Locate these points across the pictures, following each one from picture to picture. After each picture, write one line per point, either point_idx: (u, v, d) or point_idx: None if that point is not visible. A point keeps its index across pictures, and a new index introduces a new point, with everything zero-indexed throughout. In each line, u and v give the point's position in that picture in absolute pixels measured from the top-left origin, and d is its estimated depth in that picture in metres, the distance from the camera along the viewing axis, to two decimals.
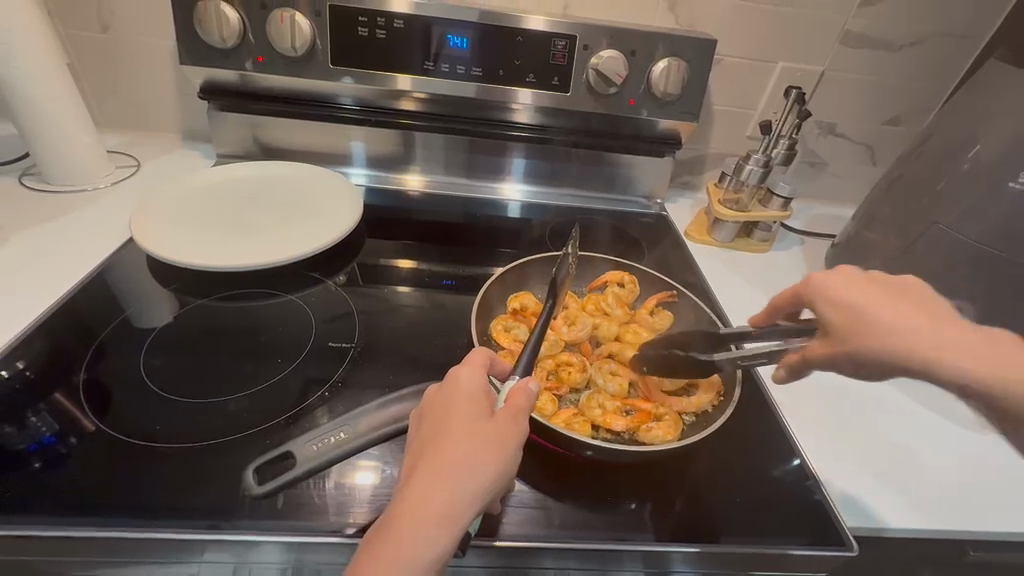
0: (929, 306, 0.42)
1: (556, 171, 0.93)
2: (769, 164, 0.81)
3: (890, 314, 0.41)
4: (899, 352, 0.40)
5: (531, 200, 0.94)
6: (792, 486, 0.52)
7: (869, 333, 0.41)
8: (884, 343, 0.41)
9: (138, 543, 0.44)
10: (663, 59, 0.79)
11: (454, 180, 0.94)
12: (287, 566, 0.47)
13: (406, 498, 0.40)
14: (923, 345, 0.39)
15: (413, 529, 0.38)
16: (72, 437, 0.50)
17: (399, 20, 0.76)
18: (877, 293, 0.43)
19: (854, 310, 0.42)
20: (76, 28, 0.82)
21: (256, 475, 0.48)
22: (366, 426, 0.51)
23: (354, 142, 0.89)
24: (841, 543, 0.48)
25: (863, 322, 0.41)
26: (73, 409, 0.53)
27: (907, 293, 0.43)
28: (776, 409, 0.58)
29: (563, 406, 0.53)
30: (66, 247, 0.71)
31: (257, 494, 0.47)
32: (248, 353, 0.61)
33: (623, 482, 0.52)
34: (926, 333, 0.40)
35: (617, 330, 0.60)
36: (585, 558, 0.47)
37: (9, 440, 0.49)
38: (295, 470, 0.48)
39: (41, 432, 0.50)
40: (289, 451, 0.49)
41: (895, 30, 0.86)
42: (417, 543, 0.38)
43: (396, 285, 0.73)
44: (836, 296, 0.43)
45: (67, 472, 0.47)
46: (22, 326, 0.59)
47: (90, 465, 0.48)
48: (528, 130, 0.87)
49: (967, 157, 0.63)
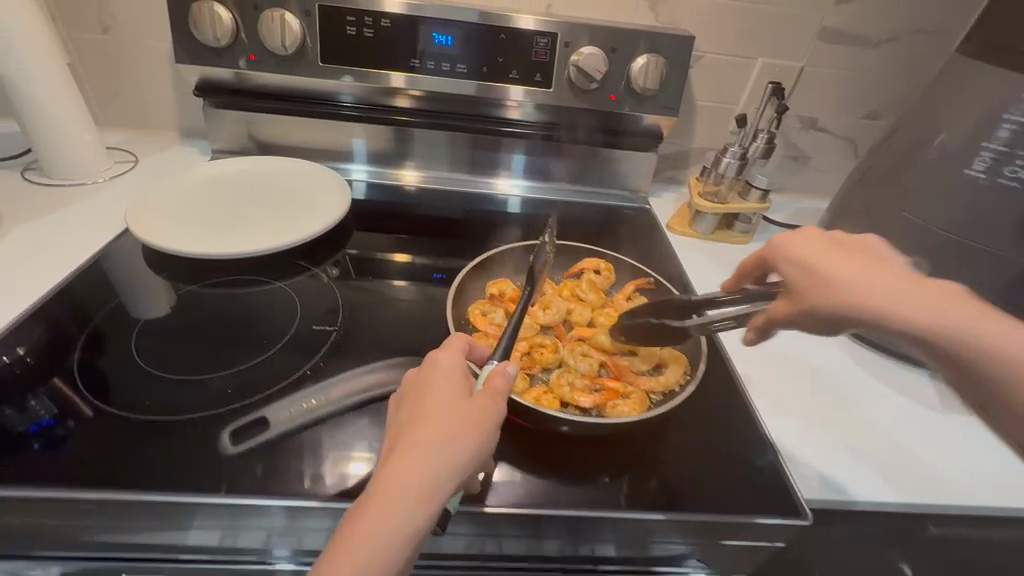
0: (882, 264, 0.44)
1: (553, 168, 0.95)
2: (745, 157, 0.83)
3: (845, 268, 0.44)
4: (845, 300, 0.43)
5: (530, 195, 0.97)
6: (757, 463, 0.54)
7: (822, 285, 0.44)
8: (833, 293, 0.44)
9: (129, 508, 0.46)
10: (642, 56, 0.82)
11: (458, 177, 0.97)
12: (273, 534, 0.50)
13: (388, 474, 0.42)
14: (868, 295, 0.42)
15: (393, 506, 0.41)
16: (70, 420, 0.53)
17: (386, 19, 0.79)
18: (831, 253, 0.46)
19: (808, 269, 0.46)
20: (77, 30, 0.85)
21: (231, 436, 0.53)
22: (335, 394, 0.57)
23: (356, 139, 0.92)
24: (797, 513, 0.50)
25: (817, 277, 0.45)
26: (71, 394, 0.55)
27: (861, 252, 0.46)
28: (743, 391, 0.60)
29: (535, 384, 0.56)
30: (66, 238, 0.74)
31: (231, 453, 0.51)
32: (234, 334, 0.64)
33: (595, 456, 0.54)
34: (873, 283, 0.43)
35: (590, 315, 0.63)
36: (555, 526, 0.49)
37: (11, 423, 0.51)
38: (267, 433, 0.53)
39: (41, 415, 0.53)
40: (263, 416, 0.54)
41: (872, 26, 0.88)
42: (397, 519, 0.40)
43: (393, 279, 0.76)
44: (793, 256, 0.48)
45: (66, 452, 0.49)
46: (23, 312, 0.62)
47: (86, 445, 0.50)
48: (523, 126, 0.90)
49: (932, 147, 0.64)
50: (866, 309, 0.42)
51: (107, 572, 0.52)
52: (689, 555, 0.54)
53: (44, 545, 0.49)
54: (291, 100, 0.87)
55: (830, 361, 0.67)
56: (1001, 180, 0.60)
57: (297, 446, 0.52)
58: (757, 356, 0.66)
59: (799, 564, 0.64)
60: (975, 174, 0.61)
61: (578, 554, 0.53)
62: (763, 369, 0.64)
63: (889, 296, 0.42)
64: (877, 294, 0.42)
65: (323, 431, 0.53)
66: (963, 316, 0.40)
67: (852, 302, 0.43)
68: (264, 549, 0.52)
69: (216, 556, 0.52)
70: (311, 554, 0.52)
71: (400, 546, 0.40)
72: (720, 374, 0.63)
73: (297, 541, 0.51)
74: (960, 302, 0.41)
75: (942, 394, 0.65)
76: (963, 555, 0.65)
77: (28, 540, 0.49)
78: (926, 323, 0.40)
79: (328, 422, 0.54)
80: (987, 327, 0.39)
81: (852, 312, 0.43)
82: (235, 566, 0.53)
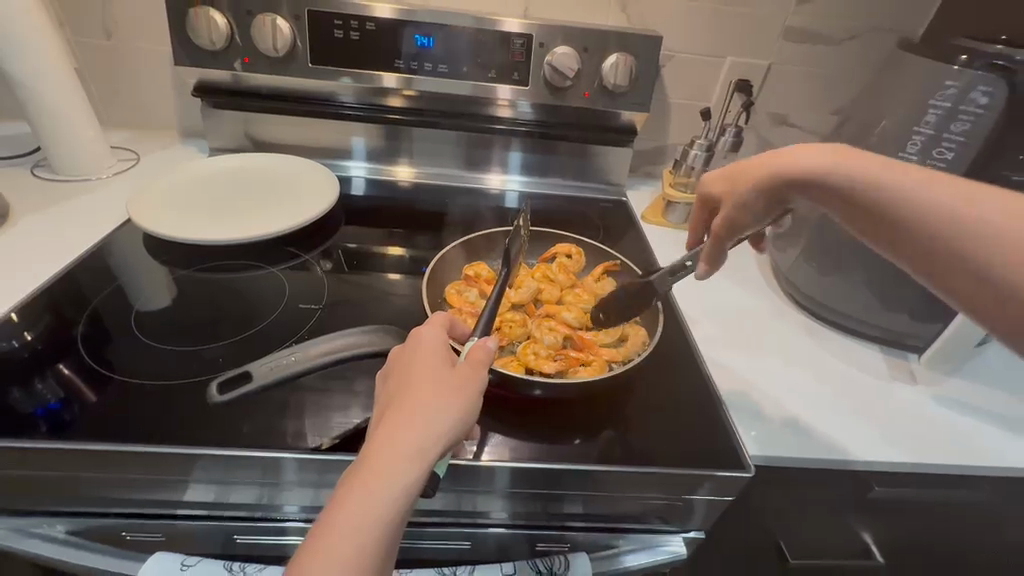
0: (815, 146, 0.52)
1: (544, 163, 1.00)
2: (712, 147, 0.88)
3: (755, 160, 0.54)
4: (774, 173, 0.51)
5: (529, 190, 1.01)
6: (709, 426, 0.59)
7: (742, 176, 0.54)
8: (763, 168, 0.52)
9: (133, 459, 0.51)
10: (613, 54, 0.87)
11: (442, 170, 1.01)
12: (262, 488, 0.55)
13: (378, 441, 0.44)
14: (795, 163, 0.50)
15: (382, 470, 0.42)
16: (74, 404, 0.56)
17: (370, 23, 0.84)
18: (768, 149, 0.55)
19: (729, 174, 0.56)
20: (82, 35, 0.90)
21: (218, 387, 0.58)
22: (318, 351, 0.61)
23: (355, 138, 0.97)
24: (740, 465, 0.55)
25: (738, 173, 0.55)
26: (76, 379, 0.58)
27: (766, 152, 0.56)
28: (701, 363, 0.66)
29: (505, 354, 0.61)
30: (73, 229, 0.79)
31: (219, 403, 0.56)
32: (228, 310, 0.70)
33: (564, 418, 0.60)
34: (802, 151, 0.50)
35: (559, 294, 0.68)
36: (520, 479, 0.55)
37: (20, 404, 0.55)
38: (251, 384, 0.58)
39: (47, 397, 0.56)
40: (247, 369, 0.59)
41: (833, 25, 0.92)
42: (386, 482, 0.42)
43: (389, 273, 0.79)
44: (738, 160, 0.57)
45: (69, 431, 0.53)
46: (34, 294, 0.67)
47: (89, 426, 0.53)
48: (528, 126, 0.94)
49: (875, 132, 0.69)
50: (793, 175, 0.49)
51: (111, 527, 0.56)
52: (648, 509, 0.59)
53: (56, 498, 0.55)
54: (283, 101, 0.92)
55: (785, 338, 0.73)
56: (930, 161, 0.64)
57: (283, 408, 0.57)
58: (716, 334, 0.72)
59: (759, 527, 0.68)
60: (910, 155, 0.65)
61: (543, 507, 0.59)
62: (721, 345, 0.70)
63: (797, 159, 0.50)
64: (802, 159, 0.49)
65: (307, 397, 0.59)
66: (878, 166, 0.45)
67: (782, 173, 0.50)
68: (273, 505, 0.57)
69: (210, 511, 0.57)
70: (298, 509, 0.58)
71: (390, 507, 0.42)
72: (681, 349, 0.68)
73: (284, 495, 0.56)
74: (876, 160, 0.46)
75: (889, 364, 0.70)
76: (916, 520, 0.69)
77: (42, 493, 0.54)
78: (841, 176, 0.47)
79: (313, 391, 0.59)
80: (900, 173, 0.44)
81: (771, 180, 0.51)
82: (228, 523, 0.57)
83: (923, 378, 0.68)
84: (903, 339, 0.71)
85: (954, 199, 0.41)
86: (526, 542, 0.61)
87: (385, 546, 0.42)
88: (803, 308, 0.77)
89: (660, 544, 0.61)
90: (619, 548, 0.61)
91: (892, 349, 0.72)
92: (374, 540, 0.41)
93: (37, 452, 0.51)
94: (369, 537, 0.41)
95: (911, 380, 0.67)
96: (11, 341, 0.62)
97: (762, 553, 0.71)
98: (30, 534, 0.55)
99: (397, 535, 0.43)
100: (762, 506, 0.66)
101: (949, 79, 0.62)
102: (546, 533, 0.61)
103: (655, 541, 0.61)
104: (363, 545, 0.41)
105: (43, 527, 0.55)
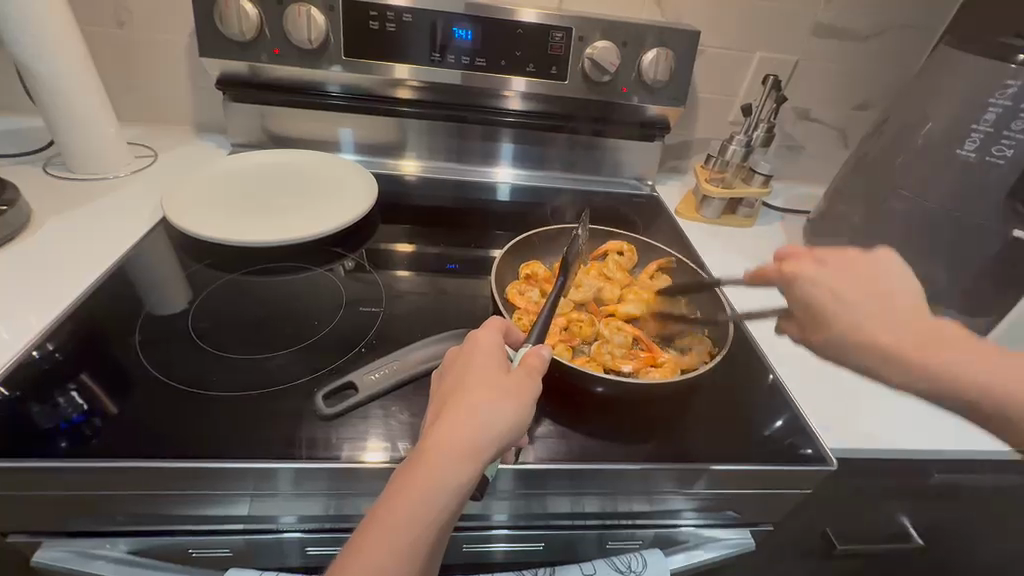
0: (887, 299, 0.51)
1: (544, 156, 0.99)
2: (750, 144, 0.89)
3: (844, 312, 0.51)
4: (847, 340, 0.51)
5: (520, 182, 1.00)
6: (785, 425, 0.60)
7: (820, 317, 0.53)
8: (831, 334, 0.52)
9: (192, 475, 0.49)
10: (651, 50, 0.86)
11: (444, 166, 0.99)
12: (332, 499, 0.54)
13: (429, 439, 0.43)
14: (869, 334, 0.50)
15: (433, 471, 0.41)
16: (97, 418, 0.52)
17: (407, 14, 0.82)
18: (849, 288, 0.52)
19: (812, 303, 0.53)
20: (94, 24, 0.85)
21: (324, 400, 0.56)
22: (415, 359, 0.59)
23: (344, 130, 0.93)
24: (822, 460, 0.57)
25: (817, 309, 0.53)
26: (99, 392, 0.55)
27: (864, 279, 0.52)
28: (765, 362, 0.67)
29: (578, 355, 0.62)
30: (97, 230, 0.75)
31: (328, 415, 0.54)
32: (284, 316, 0.67)
33: (639, 416, 0.60)
34: (875, 323, 0.50)
35: (619, 292, 0.69)
36: (605, 480, 0.54)
37: (40, 419, 0.52)
38: (356, 397, 0.56)
39: (69, 411, 0.53)
40: (350, 381, 0.57)
41: (862, 21, 0.94)
42: (436, 482, 0.41)
43: (397, 270, 0.77)
44: (803, 290, 0.53)
45: (93, 448, 0.49)
46: (71, 301, 0.64)
47: (116, 442, 0.50)
48: (517, 116, 0.93)
49: (920, 133, 0.72)
50: (869, 349, 0.50)
51: (175, 544, 0.55)
52: (717, 504, 0.60)
53: (118, 518, 0.53)
54: (298, 92, 0.88)
55: None
56: (988, 158, 0.68)
57: (353, 416, 0.55)
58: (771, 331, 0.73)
59: (811, 518, 0.70)
60: (968, 153, 0.69)
61: (619, 506, 0.59)
62: (780, 342, 0.71)
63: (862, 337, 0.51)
64: (883, 341, 0.50)
65: (376, 403, 0.57)
66: (932, 355, 0.49)
67: (854, 347, 0.51)
68: (340, 514, 0.56)
69: (277, 524, 0.56)
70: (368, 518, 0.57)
71: (438, 507, 0.41)
72: (743, 348, 0.69)
73: (354, 505, 0.55)
74: (926, 342, 0.50)
75: None
76: (956, 504, 0.71)
77: (102, 512, 0.52)
78: (909, 362, 0.49)
79: (382, 397, 0.57)
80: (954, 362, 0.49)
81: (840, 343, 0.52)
82: (294, 534, 0.57)
83: None
84: None
85: (995, 387, 0.49)
86: (597, 541, 0.62)
87: (430, 547, 0.41)
88: None
89: (720, 540, 0.63)
90: (688, 543, 0.63)
91: None
92: (419, 541, 0.40)
93: (67, 471, 0.48)
94: (416, 536, 0.40)
95: None
96: (32, 351, 0.57)
97: (810, 542, 0.73)
98: (93, 556, 0.53)
99: (442, 536, 0.42)
100: (818, 497, 0.67)
101: (1009, 79, 0.65)
102: (618, 532, 0.62)
103: (716, 537, 0.64)
104: (410, 542, 0.40)
105: (103, 548, 0.54)
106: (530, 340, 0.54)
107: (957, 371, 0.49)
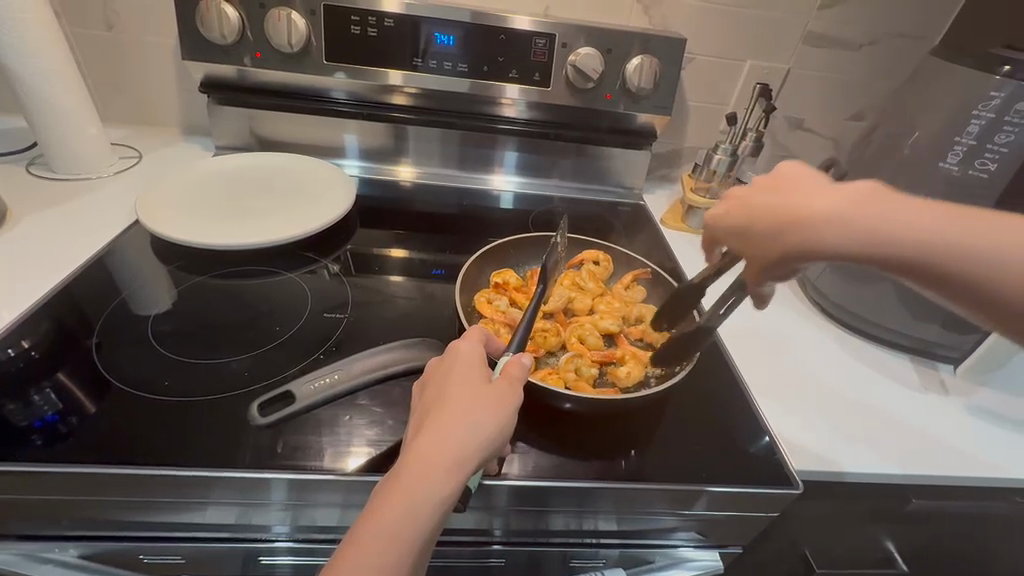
0: (797, 191, 0.46)
1: (536, 163, 0.98)
2: (735, 155, 0.88)
3: (816, 208, 0.44)
4: (794, 233, 0.45)
5: (520, 191, 0.99)
6: (757, 449, 0.58)
7: (781, 234, 0.46)
8: (778, 247, 0.46)
9: (153, 479, 0.48)
10: (637, 57, 0.85)
11: (443, 171, 0.99)
12: (288, 510, 0.53)
13: (409, 454, 0.41)
14: (826, 217, 0.43)
15: (416, 485, 0.39)
16: (72, 416, 0.52)
17: (389, 19, 0.81)
18: (765, 200, 0.48)
19: (748, 230, 0.49)
20: (82, 26, 0.86)
21: (260, 409, 0.55)
22: (359, 369, 0.58)
23: (345, 136, 0.93)
24: (788, 482, 0.55)
25: (778, 228, 0.46)
26: (75, 390, 0.55)
27: (783, 187, 0.47)
28: (739, 379, 0.65)
29: (541, 367, 0.62)
30: (76, 231, 0.75)
31: (262, 424, 0.54)
32: (247, 321, 0.67)
33: (604, 431, 0.58)
34: (831, 212, 0.43)
35: (590, 303, 0.69)
36: (565, 498, 0.53)
37: (14, 417, 0.51)
38: (295, 405, 0.55)
39: (44, 410, 0.52)
40: (289, 390, 0.56)
41: (855, 30, 0.92)
42: (419, 498, 0.39)
43: (386, 275, 0.77)
44: (754, 206, 0.49)
45: (67, 449, 0.49)
46: (39, 299, 0.64)
47: (91, 442, 0.50)
48: (517, 124, 0.92)
49: (908, 144, 0.71)
50: (846, 243, 0.42)
51: (125, 551, 0.54)
52: (688, 524, 0.58)
53: (67, 522, 0.52)
54: (283, 96, 0.88)
55: (817, 348, 0.73)
56: (971, 171, 0.66)
57: (311, 424, 0.54)
58: (743, 348, 0.71)
59: (784, 541, 0.68)
60: (950, 166, 0.67)
61: (585, 525, 0.57)
62: (753, 360, 0.69)
63: (819, 229, 0.43)
64: (829, 228, 0.43)
65: (335, 412, 0.56)
66: (882, 230, 0.42)
67: (819, 248, 0.44)
68: (293, 524, 0.55)
69: (232, 533, 0.55)
70: (326, 529, 0.56)
71: (421, 523, 0.39)
72: (719, 365, 0.67)
73: (309, 516, 0.54)
74: (850, 200, 0.43)
75: (919, 375, 0.71)
76: (941, 531, 0.69)
77: (51, 516, 0.51)
78: (863, 244, 0.42)
79: (342, 407, 0.57)
80: (933, 228, 0.41)
81: (833, 254, 0.43)
82: (250, 545, 0.56)
83: (953, 388, 0.70)
84: (932, 349, 0.73)
85: (969, 235, 0.40)
86: (562, 558, 0.61)
87: (413, 567, 0.39)
88: (831, 318, 0.79)
89: (690, 560, 0.62)
90: (655, 563, 0.62)
91: (920, 359, 0.74)
92: (402, 560, 0.38)
93: (28, 473, 0.47)
94: (402, 554, 0.38)
95: (942, 391, 0.69)
96: (8, 348, 0.57)
97: (789, 565, 0.70)
98: (43, 560, 0.53)
99: (428, 553, 0.40)
100: (795, 520, 0.65)
101: (993, 90, 0.63)
102: (582, 550, 0.60)
103: (683, 558, 0.62)
104: (393, 559, 0.38)
105: (53, 552, 0.54)
106: (511, 350, 0.53)
107: (917, 232, 0.41)
